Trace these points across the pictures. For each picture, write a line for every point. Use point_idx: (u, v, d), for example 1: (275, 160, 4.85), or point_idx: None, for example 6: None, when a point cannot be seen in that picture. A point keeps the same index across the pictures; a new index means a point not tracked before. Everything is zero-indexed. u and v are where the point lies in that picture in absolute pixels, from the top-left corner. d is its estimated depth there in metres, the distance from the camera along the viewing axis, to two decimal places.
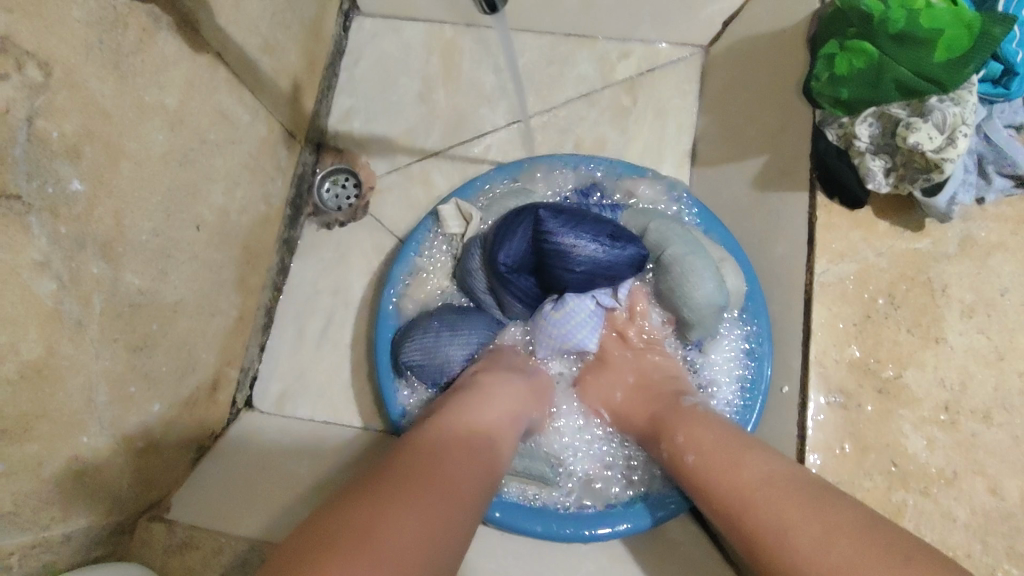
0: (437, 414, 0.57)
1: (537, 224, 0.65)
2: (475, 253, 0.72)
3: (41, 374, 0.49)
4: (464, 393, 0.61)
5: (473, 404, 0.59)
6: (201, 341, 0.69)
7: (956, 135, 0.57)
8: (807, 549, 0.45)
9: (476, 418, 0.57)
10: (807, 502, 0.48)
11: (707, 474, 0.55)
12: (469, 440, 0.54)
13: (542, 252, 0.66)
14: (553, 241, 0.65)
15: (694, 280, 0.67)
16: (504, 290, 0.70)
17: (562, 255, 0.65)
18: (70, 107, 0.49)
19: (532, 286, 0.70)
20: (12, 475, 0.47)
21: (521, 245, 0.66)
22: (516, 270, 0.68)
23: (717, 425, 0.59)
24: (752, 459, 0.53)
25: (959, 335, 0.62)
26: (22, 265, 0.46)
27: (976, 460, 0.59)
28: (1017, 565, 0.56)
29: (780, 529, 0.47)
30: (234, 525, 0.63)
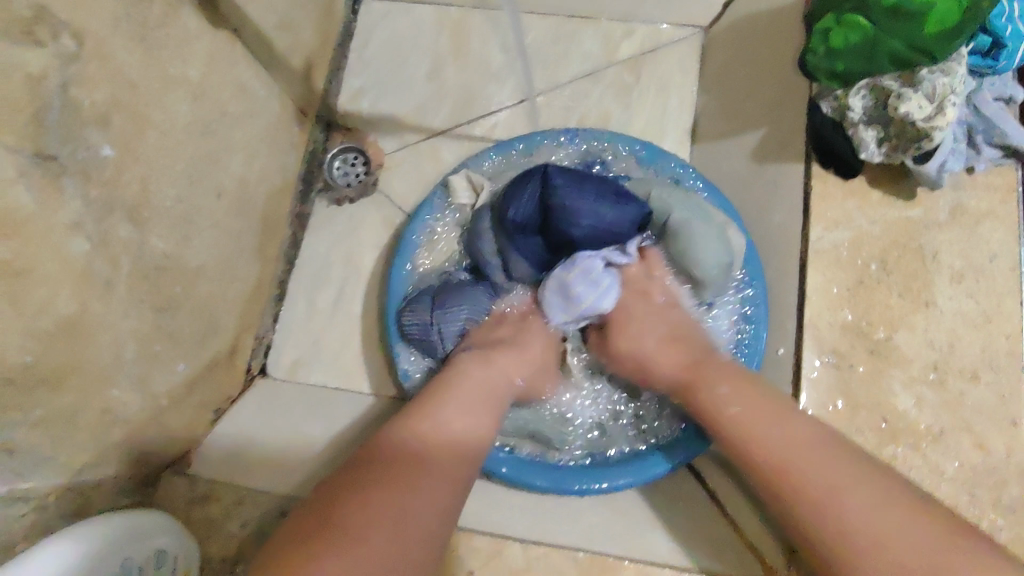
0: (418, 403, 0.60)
1: (545, 183, 0.69)
2: (485, 217, 0.76)
3: (75, 329, 0.51)
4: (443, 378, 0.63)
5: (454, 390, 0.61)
6: (221, 307, 0.72)
7: (945, 104, 0.60)
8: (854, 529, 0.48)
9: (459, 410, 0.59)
10: (849, 475, 0.51)
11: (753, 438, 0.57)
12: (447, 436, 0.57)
13: (550, 208, 0.69)
14: (560, 198, 0.68)
15: (703, 242, 0.71)
16: (515, 245, 0.73)
17: (568, 210, 0.68)
18: (101, 77, 0.51)
19: (539, 245, 0.73)
20: (48, 423, 0.50)
21: (532, 201, 0.70)
22: (523, 228, 0.71)
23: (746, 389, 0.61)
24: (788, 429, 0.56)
25: (949, 300, 0.65)
26: (56, 225, 0.48)
27: (964, 418, 0.62)
28: (1003, 516, 0.59)
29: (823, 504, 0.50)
30: (254, 479, 0.67)
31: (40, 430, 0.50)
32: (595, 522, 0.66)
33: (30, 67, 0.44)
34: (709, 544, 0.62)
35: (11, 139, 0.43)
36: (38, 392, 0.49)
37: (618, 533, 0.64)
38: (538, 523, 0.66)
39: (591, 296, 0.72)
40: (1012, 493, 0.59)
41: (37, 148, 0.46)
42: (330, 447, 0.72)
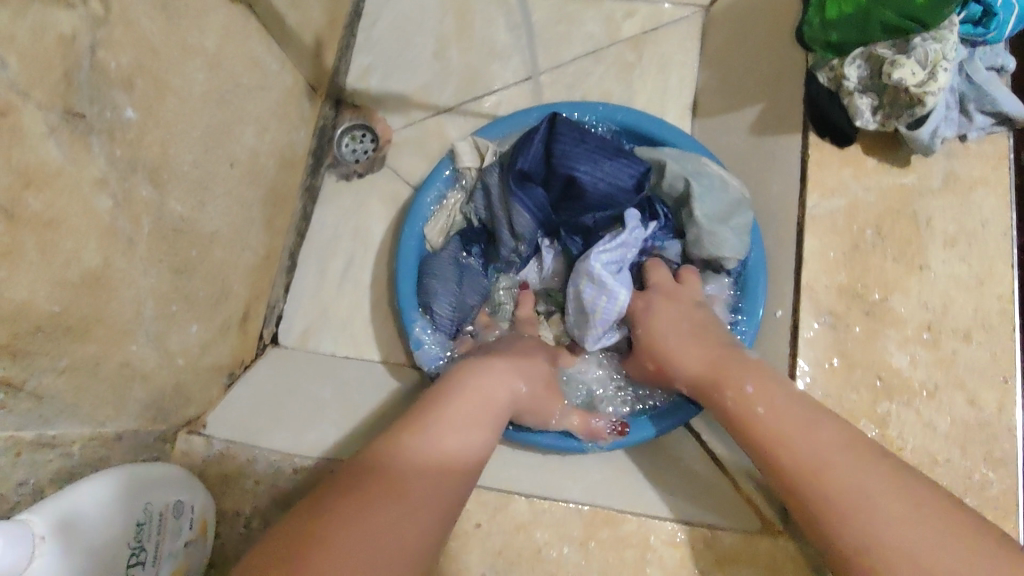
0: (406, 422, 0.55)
1: (551, 129, 0.74)
2: (494, 174, 0.78)
3: (98, 281, 0.54)
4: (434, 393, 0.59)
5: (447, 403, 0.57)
6: (234, 274, 0.74)
7: (938, 70, 0.61)
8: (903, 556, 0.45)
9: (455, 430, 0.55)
10: (902, 504, 0.47)
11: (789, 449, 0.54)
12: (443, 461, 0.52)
13: (553, 153, 0.74)
14: (561, 141, 0.73)
15: (727, 215, 0.74)
16: (516, 193, 0.74)
17: (569, 155, 0.73)
18: (125, 41, 0.53)
19: (542, 195, 0.76)
20: (73, 371, 0.53)
21: (539, 149, 0.75)
22: (529, 174, 0.75)
23: (773, 400, 0.57)
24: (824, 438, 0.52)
25: (942, 263, 0.67)
26: (85, 180, 0.51)
27: (955, 375, 0.63)
28: (993, 470, 0.61)
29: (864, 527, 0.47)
30: (264, 439, 0.69)
31: (67, 378, 0.52)
32: (596, 481, 0.68)
33: (61, 28, 0.47)
34: (705, 501, 0.64)
35: (43, 97, 0.46)
36: (65, 340, 0.51)
37: (619, 491, 0.66)
38: (542, 480, 0.67)
39: (610, 295, 0.73)
40: (1002, 448, 0.61)
41: (66, 106, 0.48)
42: (340, 411, 0.74)
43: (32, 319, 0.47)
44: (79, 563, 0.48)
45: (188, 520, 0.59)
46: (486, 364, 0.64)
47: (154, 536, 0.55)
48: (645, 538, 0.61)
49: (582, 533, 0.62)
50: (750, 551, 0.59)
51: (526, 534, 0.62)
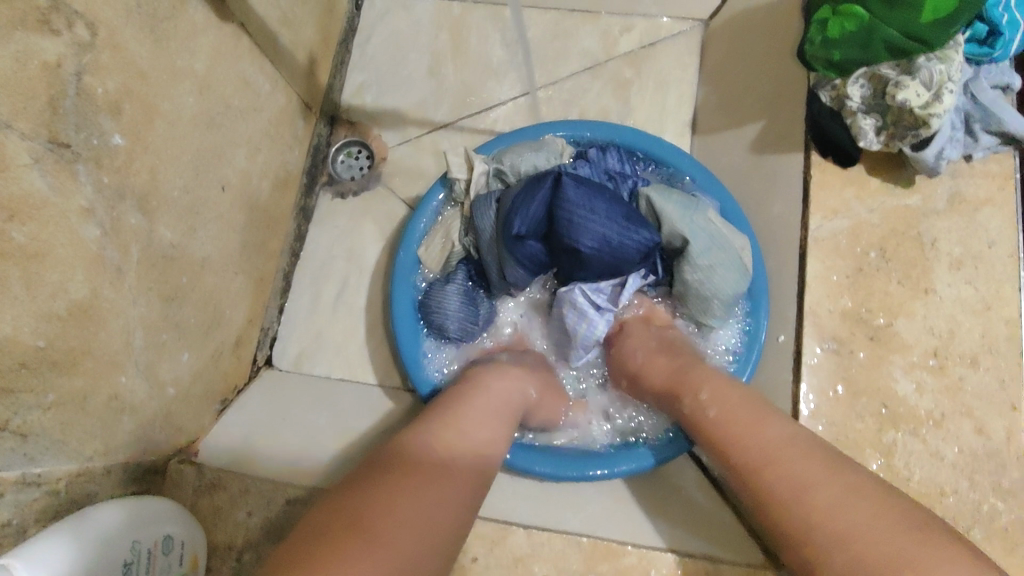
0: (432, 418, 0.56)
1: (557, 189, 0.67)
2: (489, 213, 0.73)
3: (86, 313, 0.52)
4: (461, 394, 0.61)
5: (474, 404, 0.59)
6: (226, 299, 0.73)
7: (943, 91, 0.60)
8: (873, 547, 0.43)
9: (479, 432, 0.56)
10: (872, 505, 0.45)
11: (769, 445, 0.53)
12: (462, 462, 0.53)
13: (557, 218, 0.67)
14: (565, 205, 0.66)
15: (722, 278, 0.69)
16: (513, 254, 0.70)
17: (576, 224, 0.66)
18: (112, 66, 0.52)
19: (539, 251, 0.70)
20: (60, 407, 0.51)
21: (539, 209, 0.68)
22: (524, 236, 0.68)
23: (752, 410, 0.56)
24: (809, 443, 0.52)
25: (948, 287, 0.65)
26: (72, 210, 0.50)
27: (963, 402, 0.62)
28: (1002, 500, 0.59)
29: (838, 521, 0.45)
30: (257, 467, 0.68)
31: (53, 414, 0.51)
32: (596, 512, 0.66)
33: (46, 55, 0.46)
34: (706, 530, 0.63)
35: (27, 127, 0.45)
36: (50, 375, 0.50)
37: (618, 520, 0.65)
38: (542, 511, 0.66)
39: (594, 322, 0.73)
40: (1012, 478, 0.60)
41: (52, 135, 0.47)
42: (335, 437, 0.73)
43: (15, 354, 0.46)
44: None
45: (178, 557, 0.58)
46: (497, 372, 0.66)
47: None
48: (647, 569, 0.60)
49: (582, 566, 0.60)
50: None
51: (525, 567, 0.61)
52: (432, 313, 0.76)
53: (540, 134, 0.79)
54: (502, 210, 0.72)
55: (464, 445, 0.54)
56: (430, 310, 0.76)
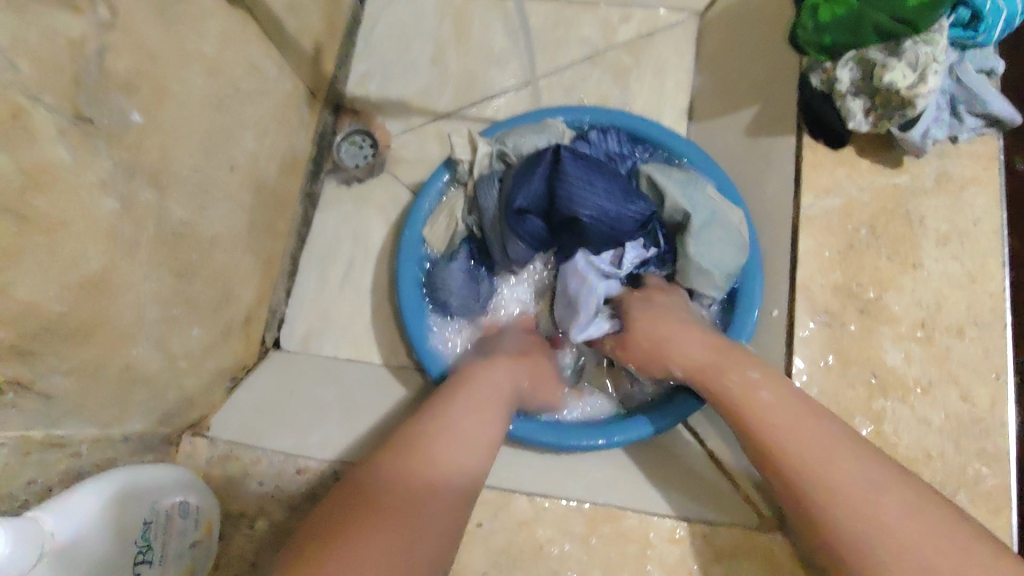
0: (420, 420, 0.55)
1: (554, 164, 0.68)
2: (491, 192, 0.75)
3: (106, 283, 0.54)
4: (452, 390, 0.60)
5: (464, 400, 0.58)
6: (235, 278, 0.75)
7: (928, 73, 0.62)
8: (900, 538, 0.45)
9: (472, 430, 0.55)
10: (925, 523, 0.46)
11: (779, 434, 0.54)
12: (460, 466, 0.52)
13: (556, 194, 0.68)
14: (563, 178, 0.67)
15: (718, 249, 0.71)
16: (514, 228, 0.71)
17: (575, 197, 0.68)
18: (130, 46, 0.53)
19: (539, 227, 0.71)
20: (79, 372, 0.53)
21: (540, 184, 0.69)
22: (525, 212, 0.70)
23: (755, 391, 0.58)
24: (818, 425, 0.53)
25: (935, 261, 0.68)
26: (91, 182, 0.51)
27: (950, 370, 0.65)
28: (987, 464, 0.62)
29: (862, 511, 0.47)
30: (269, 439, 0.70)
31: (73, 379, 0.52)
32: (597, 480, 0.68)
33: (69, 33, 0.47)
34: (705, 495, 0.66)
35: (51, 97, 0.46)
36: (70, 342, 0.51)
37: (618, 487, 0.67)
38: (544, 480, 0.68)
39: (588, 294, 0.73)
40: (996, 442, 0.62)
41: (75, 110, 0.49)
42: (342, 412, 0.76)
43: (38, 320, 0.47)
44: (85, 542, 0.49)
45: (194, 521, 0.60)
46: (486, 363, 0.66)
47: (160, 535, 0.56)
48: (647, 532, 0.62)
49: (585, 529, 0.63)
50: (750, 545, 0.61)
51: (528, 531, 0.63)
52: (437, 292, 0.79)
53: (540, 118, 0.82)
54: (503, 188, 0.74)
55: (456, 446, 0.53)
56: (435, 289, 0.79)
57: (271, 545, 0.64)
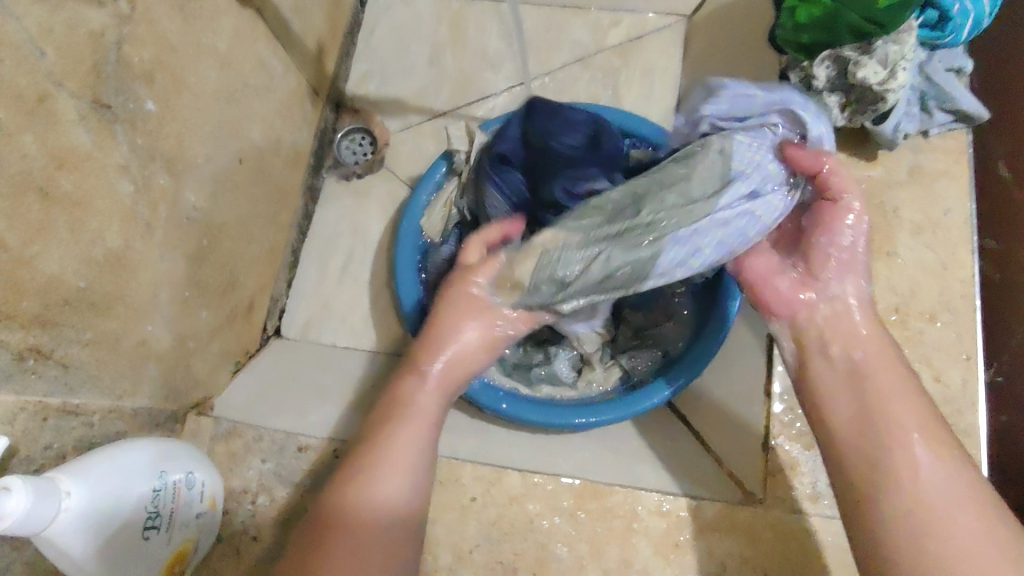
0: (351, 477, 0.55)
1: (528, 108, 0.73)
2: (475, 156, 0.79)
3: (119, 262, 0.57)
4: (382, 427, 0.58)
5: (397, 448, 0.57)
6: (241, 265, 0.78)
7: (897, 69, 0.67)
8: (936, 518, 0.47)
9: (396, 467, 0.56)
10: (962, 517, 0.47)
11: (864, 394, 0.55)
12: (384, 502, 0.55)
13: (531, 134, 0.72)
14: (535, 118, 0.72)
15: None
16: (493, 176, 0.74)
17: (549, 132, 0.71)
18: (148, 38, 0.57)
19: (519, 179, 0.73)
20: (96, 344, 0.56)
21: (517, 132, 0.74)
22: (507, 160, 0.73)
23: (841, 329, 0.58)
24: (904, 395, 0.54)
25: (908, 249, 0.71)
26: (109, 165, 0.54)
27: (923, 352, 0.68)
28: (958, 440, 0.65)
29: (910, 490, 0.49)
30: (270, 420, 0.73)
31: (89, 350, 0.55)
32: (586, 459, 0.71)
33: (92, 25, 0.50)
34: (690, 474, 0.69)
35: (74, 85, 0.50)
36: (89, 315, 0.54)
37: (607, 465, 0.70)
38: (535, 458, 0.70)
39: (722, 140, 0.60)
40: (967, 420, 0.65)
41: (94, 96, 0.52)
42: (342, 396, 0.78)
43: (61, 292, 0.51)
44: (107, 504, 0.52)
45: (200, 492, 0.62)
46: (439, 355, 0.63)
47: (167, 502, 0.58)
48: (632, 508, 0.65)
49: (573, 504, 0.66)
50: (731, 519, 0.64)
51: (520, 505, 0.66)
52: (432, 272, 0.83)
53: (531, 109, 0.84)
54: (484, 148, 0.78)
55: (385, 502, 0.55)
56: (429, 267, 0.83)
57: (271, 520, 0.67)
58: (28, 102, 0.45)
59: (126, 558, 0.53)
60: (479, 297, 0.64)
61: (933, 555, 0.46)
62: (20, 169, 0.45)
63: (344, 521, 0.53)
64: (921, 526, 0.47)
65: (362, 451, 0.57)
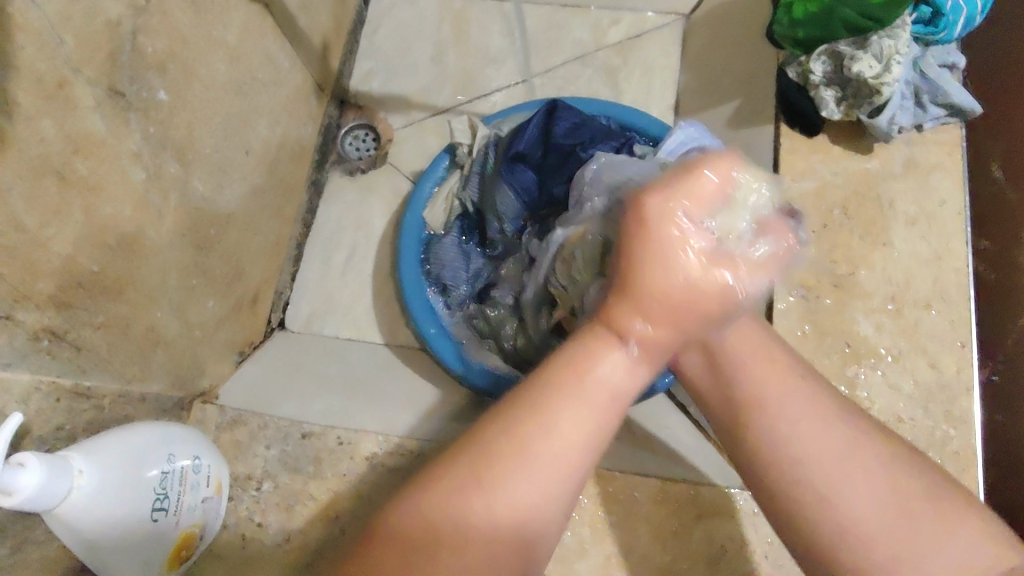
0: (487, 455, 0.41)
1: (552, 109, 0.78)
2: (489, 151, 0.82)
3: (131, 247, 0.58)
4: (550, 384, 0.43)
5: (548, 451, 0.41)
6: (246, 257, 0.79)
7: (892, 63, 0.68)
8: (798, 454, 0.44)
9: (541, 464, 0.41)
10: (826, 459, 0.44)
11: (709, 340, 0.51)
12: (529, 498, 0.40)
13: (553, 135, 0.77)
14: (559, 120, 0.78)
15: None
16: (505, 175, 0.79)
17: (569, 135, 0.77)
18: (161, 29, 0.58)
19: (530, 178, 0.79)
20: (106, 328, 0.57)
21: (536, 130, 0.78)
22: (523, 158, 0.78)
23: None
24: (743, 334, 0.50)
25: (903, 240, 0.73)
26: (122, 152, 0.55)
27: (918, 340, 0.69)
28: (953, 427, 0.66)
29: (769, 429, 0.46)
30: (273, 408, 0.73)
31: (101, 333, 0.56)
32: None
33: (109, 14, 0.52)
34: (689, 460, 0.70)
35: (92, 73, 0.51)
36: (101, 298, 0.55)
37: (608, 452, 0.71)
38: None
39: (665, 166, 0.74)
40: (962, 407, 0.67)
41: (110, 84, 0.53)
42: (346, 386, 0.80)
43: (75, 274, 0.52)
44: (120, 484, 0.53)
45: (205, 477, 0.62)
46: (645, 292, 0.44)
47: (175, 485, 0.58)
48: (633, 493, 0.66)
49: None
50: (730, 504, 0.65)
51: None
52: (433, 264, 0.84)
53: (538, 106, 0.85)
54: (500, 144, 0.82)
55: (520, 506, 0.40)
56: (432, 260, 0.84)
57: (276, 506, 0.67)
58: (47, 87, 0.47)
59: (132, 537, 0.54)
60: (691, 261, 0.45)
61: (825, 503, 0.43)
62: (39, 153, 0.46)
63: (444, 519, 0.39)
64: (786, 468, 0.45)
65: (528, 408, 0.42)
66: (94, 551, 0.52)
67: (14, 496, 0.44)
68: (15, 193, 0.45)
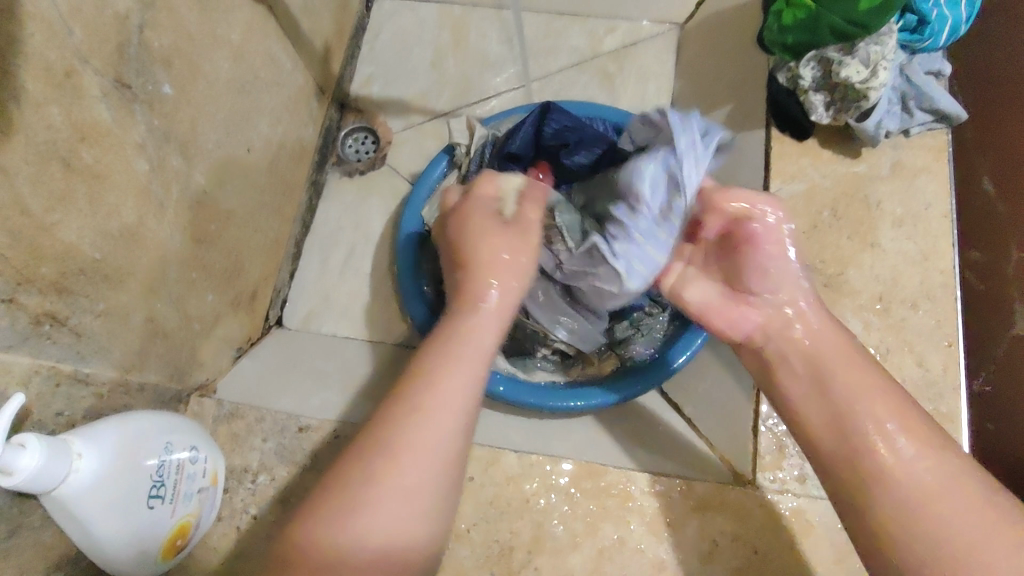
0: (373, 455, 0.47)
1: (545, 111, 0.80)
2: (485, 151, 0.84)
3: (133, 236, 0.59)
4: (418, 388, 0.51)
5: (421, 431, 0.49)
6: (245, 253, 0.80)
7: (879, 69, 0.71)
8: (960, 521, 0.46)
9: (406, 479, 0.47)
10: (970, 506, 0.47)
11: (833, 393, 0.54)
12: (394, 524, 0.46)
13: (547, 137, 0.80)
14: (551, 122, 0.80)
15: None
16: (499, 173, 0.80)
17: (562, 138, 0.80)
18: (168, 25, 0.59)
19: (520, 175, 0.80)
20: (107, 317, 0.58)
21: (530, 132, 0.80)
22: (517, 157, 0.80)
23: (774, 329, 0.60)
24: (850, 372, 0.55)
25: (891, 241, 0.74)
26: (127, 142, 0.56)
27: (905, 337, 0.70)
28: (941, 424, 0.67)
29: (911, 493, 0.48)
30: (271, 401, 0.74)
31: (101, 322, 0.57)
32: (581, 441, 0.73)
33: (117, 8, 0.53)
34: (680, 456, 0.71)
35: (99, 64, 0.52)
36: (102, 287, 0.56)
37: (604, 447, 0.72)
38: (532, 443, 0.71)
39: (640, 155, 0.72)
40: (948, 403, 0.68)
41: (117, 76, 0.54)
42: (342, 381, 0.80)
43: (76, 260, 0.53)
44: (117, 469, 0.53)
45: (202, 469, 0.63)
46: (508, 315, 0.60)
47: (172, 474, 0.58)
48: (626, 488, 0.67)
49: (568, 483, 0.67)
50: (722, 498, 0.65)
51: (516, 485, 0.68)
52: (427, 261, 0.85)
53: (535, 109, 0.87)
54: (496, 144, 0.83)
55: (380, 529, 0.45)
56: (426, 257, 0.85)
57: (271, 498, 0.68)
58: (55, 75, 0.48)
59: (129, 523, 0.54)
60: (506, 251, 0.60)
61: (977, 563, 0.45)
62: (44, 139, 0.48)
63: (334, 535, 0.44)
64: (946, 534, 0.46)
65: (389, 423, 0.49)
66: (90, 536, 0.53)
67: (16, 475, 0.45)
68: (22, 176, 0.46)
